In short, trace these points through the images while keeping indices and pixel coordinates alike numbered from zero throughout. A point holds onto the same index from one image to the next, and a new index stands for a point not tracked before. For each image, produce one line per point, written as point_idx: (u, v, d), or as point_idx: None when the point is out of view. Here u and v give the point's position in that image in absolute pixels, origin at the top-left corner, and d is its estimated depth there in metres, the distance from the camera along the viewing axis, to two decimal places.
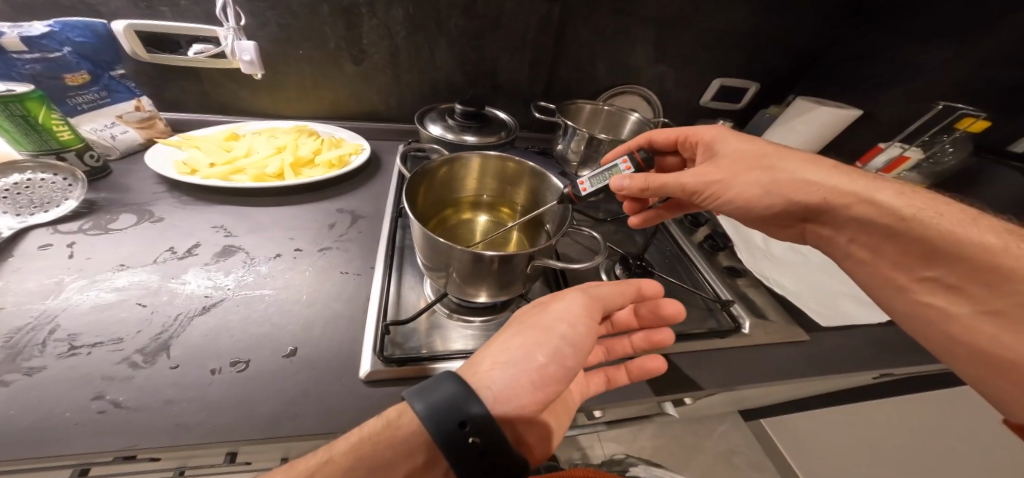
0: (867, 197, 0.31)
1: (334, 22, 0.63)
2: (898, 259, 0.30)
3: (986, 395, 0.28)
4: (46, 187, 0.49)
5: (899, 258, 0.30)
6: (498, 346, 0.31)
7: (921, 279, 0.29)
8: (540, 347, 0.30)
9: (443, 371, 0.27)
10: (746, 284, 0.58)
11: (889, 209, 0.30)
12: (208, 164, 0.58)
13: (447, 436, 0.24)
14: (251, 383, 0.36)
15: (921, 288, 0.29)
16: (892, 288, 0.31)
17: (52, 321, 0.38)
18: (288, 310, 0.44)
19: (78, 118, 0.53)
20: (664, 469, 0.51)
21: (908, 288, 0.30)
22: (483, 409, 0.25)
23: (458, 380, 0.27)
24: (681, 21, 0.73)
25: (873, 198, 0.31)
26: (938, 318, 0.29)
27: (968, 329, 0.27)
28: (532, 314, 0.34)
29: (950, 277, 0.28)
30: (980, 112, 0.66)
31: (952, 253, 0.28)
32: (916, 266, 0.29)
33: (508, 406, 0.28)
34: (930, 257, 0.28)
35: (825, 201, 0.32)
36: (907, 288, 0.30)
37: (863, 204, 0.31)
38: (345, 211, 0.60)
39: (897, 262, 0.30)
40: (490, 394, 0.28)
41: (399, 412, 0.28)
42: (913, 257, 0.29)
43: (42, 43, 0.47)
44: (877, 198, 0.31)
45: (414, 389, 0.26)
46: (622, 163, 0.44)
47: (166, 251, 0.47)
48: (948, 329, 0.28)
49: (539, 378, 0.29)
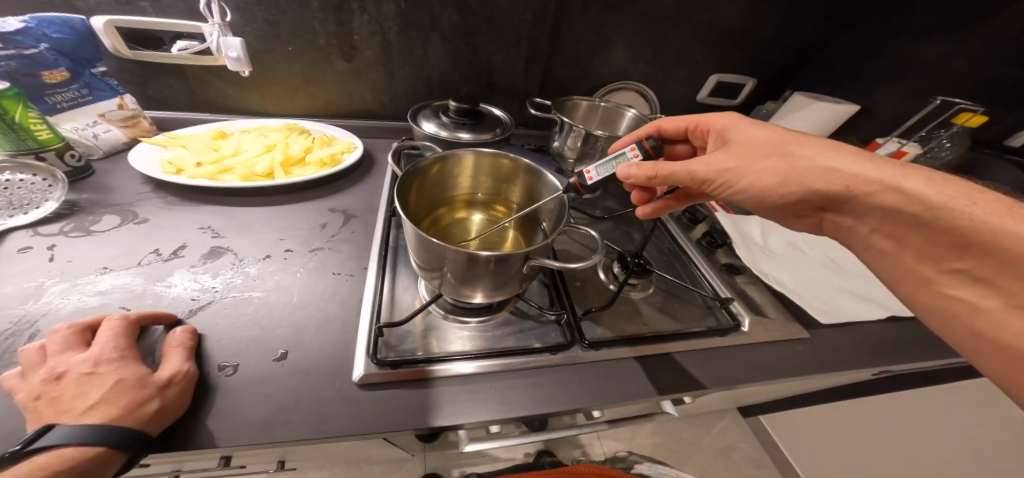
0: (892, 185, 0.29)
1: (324, 17, 0.62)
2: (923, 249, 0.29)
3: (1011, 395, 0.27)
4: (26, 188, 0.48)
5: (924, 249, 0.29)
6: (119, 400, 0.29)
7: (948, 271, 0.28)
8: (169, 386, 0.32)
9: (66, 426, 0.27)
10: (745, 281, 0.57)
11: (917, 197, 0.28)
12: (194, 164, 0.56)
13: (122, 452, 0.27)
14: (244, 387, 0.35)
15: (946, 280, 0.28)
16: (913, 279, 0.30)
17: (33, 327, 0.37)
18: (278, 313, 0.42)
19: (58, 116, 0.52)
20: (669, 467, 0.50)
21: (932, 281, 0.29)
22: (140, 431, 0.28)
23: (102, 427, 0.27)
24: (678, 17, 0.72)
25: (898, 185, 0.29)
26: (962, 312, 0.28)
27: (993, 323, 0.26)
28: (131, 370, 0.31)
29: (980, 269, 0.27)
30: (977, 107, 0.68)
31: (984, 245, 0.26)
32: (943, 257, 0.28)
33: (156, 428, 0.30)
34: (960, 248, 0.27)
35: (846, 189, 0.31)
36: (930, 280, 0.29)
37: (888, 193, 0.29)
38: (338, 210, 0.58)
39: (922, 252, 0.29)
40: (137, 424, 0.29)
41: (76, 453, 0.26)
42: (942, 247, 0.28)
43: (16, 39, 0.45)
44: (904, 185, 0.29)
45: (70, 430, 0.27)
46: (629, 151, 0.43)
47: (151, 253, 0.46)
48: (970, 322, 0.27)
49: (178, 402, 0.31)
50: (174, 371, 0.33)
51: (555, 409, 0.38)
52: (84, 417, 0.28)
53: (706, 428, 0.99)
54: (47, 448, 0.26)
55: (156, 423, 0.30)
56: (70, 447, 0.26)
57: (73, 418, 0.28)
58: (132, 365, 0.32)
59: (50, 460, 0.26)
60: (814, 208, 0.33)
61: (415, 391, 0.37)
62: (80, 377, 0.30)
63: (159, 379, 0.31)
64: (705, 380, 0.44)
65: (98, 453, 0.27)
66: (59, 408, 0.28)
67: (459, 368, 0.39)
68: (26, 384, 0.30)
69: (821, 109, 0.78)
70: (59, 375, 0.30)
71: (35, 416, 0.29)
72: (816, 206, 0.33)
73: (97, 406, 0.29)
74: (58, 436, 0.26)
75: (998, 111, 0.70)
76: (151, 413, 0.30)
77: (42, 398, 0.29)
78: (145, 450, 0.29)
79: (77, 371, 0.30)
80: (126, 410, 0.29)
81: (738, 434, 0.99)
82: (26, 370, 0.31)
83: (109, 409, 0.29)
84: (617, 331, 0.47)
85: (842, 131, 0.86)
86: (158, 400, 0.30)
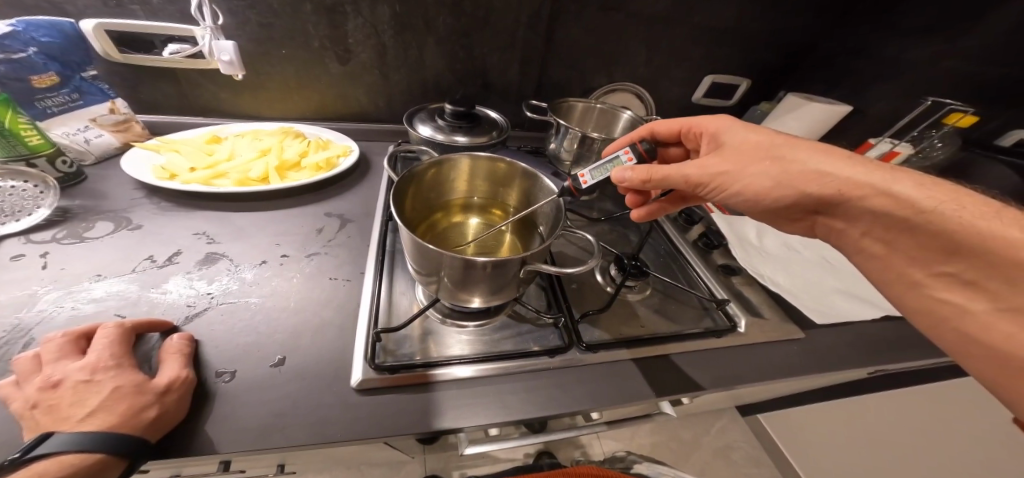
0: (884, 189, 0.29)
1: (318, 20, 0.62)
2: (913, 253, 0.29)
3: (1000, 396, 0.27)
4: (17, 195, 0.47)
5: (915, 253, 0.29)
6: (122, 405, 0.29)
7: (939, 274, 0.28)
8: (169, 393, 0.31)
9: (64, 434, 0.27)
10: (740, 282, 0.58)
11: (908, 201, 0.29)
12: (188, 169, 0.56)
13: (124, 455, 0.27)
14: (241, 395, 0.35)
15: (936, 284, 0.28)
16: (904, 283, 0.30)
17: (25, 335, 0.36)
18: (275, 318, 0.42)
19: (47, 121, 0.50)
20: (668, 467, 0.50)
21: (923, 284, 0.29)
22: (141, 438, 0.28)
23: (101, 435, 0.27)
24: (673, 17, 0.72)
25: (890, 189, 0.29)
26: (951, 315, 0.28)
27: (982, 325, 0.27)
28: (126, 378, 0.31)
29: (969, 273, 0.27)
30: (967, 107, 0.67)
31: (973, 249, 0.26)
32: (934, 260, 0.28)
33: (158, 433, 0.30)
34: (949, 252, 0.27)
35: (838, 193, 0.31)
36: (920, 284, 0.29)
37: (879, 196, 0.29)
38: (333, 214, 0.58)
39: (913, 255, 0.29)
40: (139, 429, 0.29)
41: (77, 458, 0.26)
42: (932, 251, 0.28)
43: (5, 43, 0.44)
44: (895, 189, 0.29)
45: (70, 436, 0.27)
46: (623, 154, 0.43)
47: (146, 259, 0.46)
48: (960, 325, 0.27)
49: (177, 408, 0.31)
50: (173, 376, 0.33)
51: (554, 412, 0.38)
52: (82, 424, 0.28)
53: (705, 427, 1.00)
54: (45, 456, 0.26)
55: (156, 430, 0.30)
56: (71, 454, 0.26)
57: (71, 425, 0.28)
58: (129, 372, 0.32)
59: (49, 466, 0.25)
60: (808, 212, 0.33)
61: (414, 395, 0.37)
62: (78, 385, 0.30)
63: (158, 386, 0.31)
64: (702, 381, 0.44)
65: (96, 459, 0.26)
66: (57, 415, 0.28)
67: (457, 372, 0.39)
68: (22, 392, 0.30)
69: (815, 109, 0.78)
70: (56, 383, 0.30)
71: (32, 424, 0.28)
72: (809, 210, 0.33)
73: (96, 413, 0.29)
74: (57, 444, 0.26)
75: (995, 111, 0.69)
76: (152, 420, 0.30)
77: (39, 406, 0.29)
78: (145, 456, 0.28)
79: (75, 378, 0.30)
80: (123, 418, 0.29)
81: (738, 432, 0.99)
82: (21, 378, 0.31)
83: (106, 416, 0.29)
84: (615, 333, 0.47)
85: (836, 131, 0.87)
86: (156, 407, 0.30)
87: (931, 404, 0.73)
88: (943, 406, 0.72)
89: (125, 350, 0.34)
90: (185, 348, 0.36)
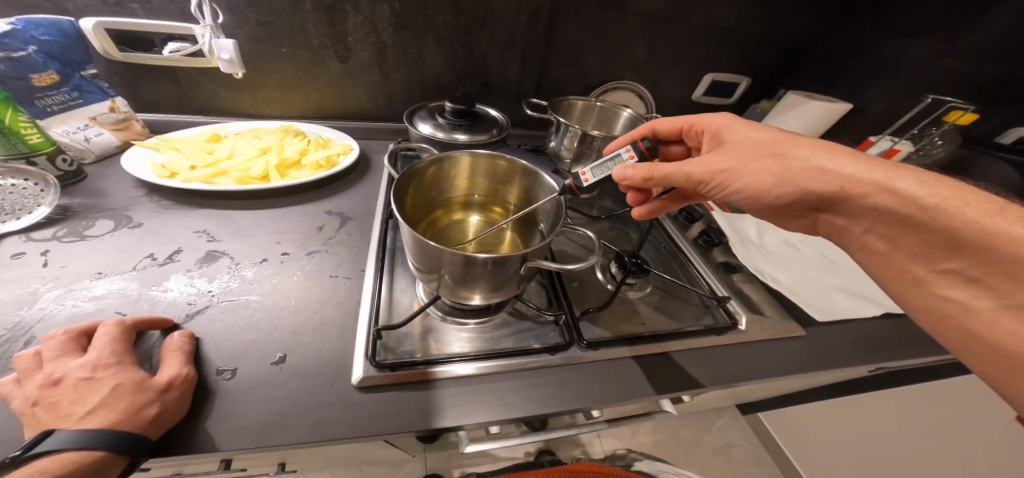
0: (886, 186, 0.29)
1: (317, 18, 0.62)
2: (916, 250, 0.29)
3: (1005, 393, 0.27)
4: (17, 193, 0.47)
5: (918, 250, 0.29)
6: (122, 402, 0.29)
7: (942, 271, 0.28)
8: (170, 391, 0.32)
9: (65, 432, 0.27)
10: (741, 280, 0.57)
11: (911, 198, 0.29)
12: (188, 168, 0.56)
13: (123, 454, 0.27)
14: (242, 394, 0.35)
15: (939, 281, 0.28)
16: (906, 280, 0.30)
17: (26, 333, 0.36)
18: (275, 316, 0.42)
19: (47, 120, 0.50)
20: (667, 464, 0.49)
21: (926, 281, 0.29)
22: (142, 436, 0.28)
23: (100, 432, 0.27)
24: (673, 16, 0.72)
25: (892, 186, 0.29)
26: (955, 312, 0.28)
27: (986, 323, 0.26)
28: (128, 375, 0.31)
29: (973, 270, 0.27)
30: (967, 105, 0.68)
31: (976, 246, 0.26)
32: (937, 258, 0.28)
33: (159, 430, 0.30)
34: (952, 249, 0.27)
35: (840, 190, 0.31)
36: (924, 281, 0.29)
37: (881, 193, 0.29)
38: (334, 213, 0.58)
39: (915, 253, 0.29)
40: (140, 427, 0.29)
41: (77, 456, 0.26)
42: (935, 248, 0.28)
43: (4, 41, 0.44)
44: (898, 186, 0.29)
45: (71, 433, 0.27)
46: (624, 152, 0.43)
47: (146, 257, 0.46)
48: (963, 322, 0.27)
49: (177, 406, 0.31)
50: (174, 374, 0.33)
51: (554, 410, 0.38)
52: (82, 422, 0.28)
53: (706, 425, 1.00)
54: (46, 454, 0.26)
55: (156, 428, 0.30)
56: (71, 453, 0.26)
57: (72, 423, 0.28)
58: (128, 369, 0.32)
59: (49, 464, 0.25)
60: (810, 209, 0.33)
61: (414, 393, 0.37)
62: (79, 382, 0.30)
63: (158, 384, 0.31)
64: (702, 379, 0.44)
65: (97, 457, 0.26)
66: (57, 414, 0.28)
67: (458, 370, 0.39)
68: (22, 390, 0.30)
69: (815, 107, 0.78)
70: (56, 381, 0.30)
71: (33, 422, 0.28)
72: (811, 207, 0.33)
73: (96, 410, 0.29)
74: (58, 441, 0.26)
75: (993, 109, 0.68)
76: (153, 418, 0.30)
77: (39, 404, 0.29)
78: (146, 455, 0.28)
79: (76, 376, 0.30)
80: (123, 415, 0.29)
81: (739, 431, 0.99)
82: (22, 376, 0.31)
83: (107, 413, 0.29)
84: (615, 330, 0.47)
85: (836, 129, 0.87)
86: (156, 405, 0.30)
87: (933, 403, 0.72)
88: (945, 405, 0.72)
89: (126, 348, 0.33)
90: (185, 346, 0.36)
